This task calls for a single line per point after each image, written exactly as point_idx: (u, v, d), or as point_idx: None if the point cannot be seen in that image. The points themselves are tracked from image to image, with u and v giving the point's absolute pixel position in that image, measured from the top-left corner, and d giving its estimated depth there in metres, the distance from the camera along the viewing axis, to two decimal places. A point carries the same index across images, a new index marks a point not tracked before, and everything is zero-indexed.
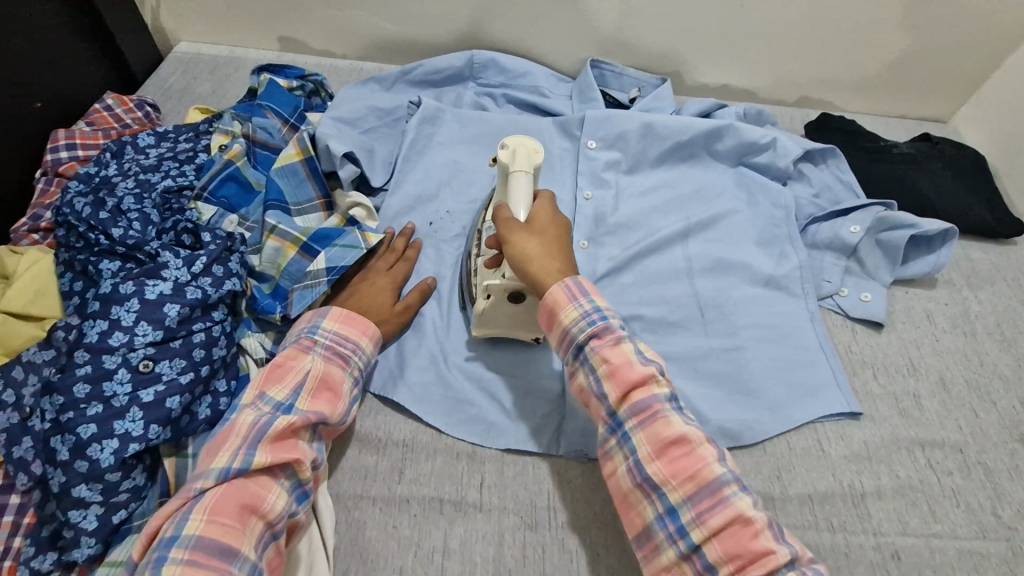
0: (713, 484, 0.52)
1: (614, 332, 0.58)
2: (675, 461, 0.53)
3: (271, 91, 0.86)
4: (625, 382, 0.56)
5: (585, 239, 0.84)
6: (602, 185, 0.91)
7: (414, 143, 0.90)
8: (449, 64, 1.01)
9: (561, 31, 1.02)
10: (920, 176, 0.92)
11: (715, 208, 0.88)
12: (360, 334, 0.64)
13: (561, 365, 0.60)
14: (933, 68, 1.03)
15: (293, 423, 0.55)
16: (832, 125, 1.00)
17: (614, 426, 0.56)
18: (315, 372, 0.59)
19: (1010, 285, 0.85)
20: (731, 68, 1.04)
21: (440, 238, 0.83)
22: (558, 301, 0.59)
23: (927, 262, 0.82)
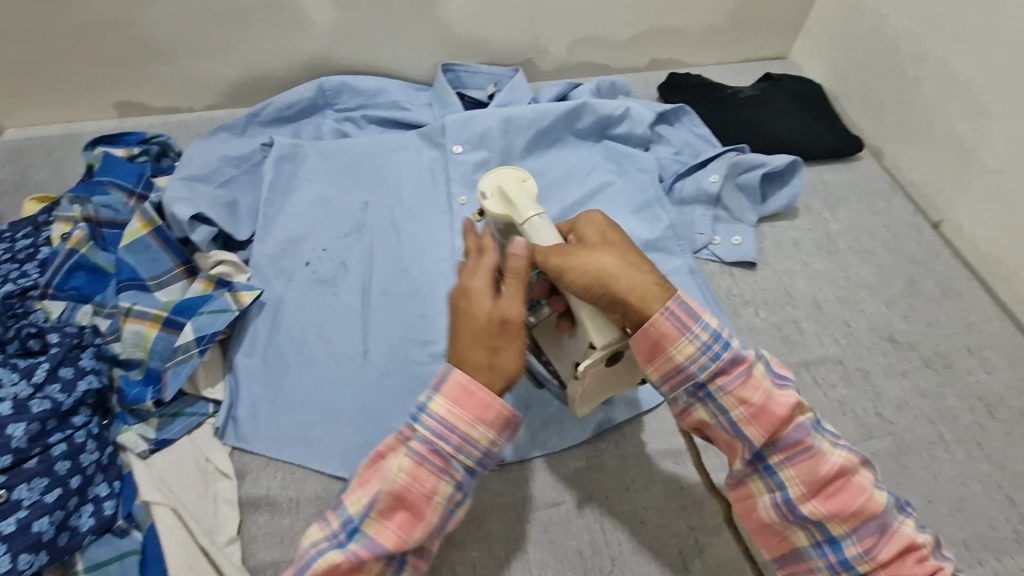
0: (829, 462, 0.52)
1: (743, 363, 0.54)
2: (834, 497, 0.52)
3: (109, 164, 0.82)
4: (772, 424, 0.53)
5: (467, 243, 0.84)
6: (476, 186, 0.91)
7: (276, 185, 0.88)
8: (300, 97, 0.98)
9: (404, 42, 1.01)
10: (766, 116, 0.97)
11: (587, 186, 0.91)
12: (474, 421, 0.51)
13: (642, 352, 0.55)
14: (760, 11, 1.08)
15: (349, 559, 0.49)
16: (681, 82, 1.04)
17: (757, 461, 0.54)
18: (396, 485, 0.50)
19: (862, 198, 0.92)
20: (578, 45, 1.07)
21: (319, 277, 0.81)
22: (666, 333, 0.53)
23: (784, 194, 0.88)
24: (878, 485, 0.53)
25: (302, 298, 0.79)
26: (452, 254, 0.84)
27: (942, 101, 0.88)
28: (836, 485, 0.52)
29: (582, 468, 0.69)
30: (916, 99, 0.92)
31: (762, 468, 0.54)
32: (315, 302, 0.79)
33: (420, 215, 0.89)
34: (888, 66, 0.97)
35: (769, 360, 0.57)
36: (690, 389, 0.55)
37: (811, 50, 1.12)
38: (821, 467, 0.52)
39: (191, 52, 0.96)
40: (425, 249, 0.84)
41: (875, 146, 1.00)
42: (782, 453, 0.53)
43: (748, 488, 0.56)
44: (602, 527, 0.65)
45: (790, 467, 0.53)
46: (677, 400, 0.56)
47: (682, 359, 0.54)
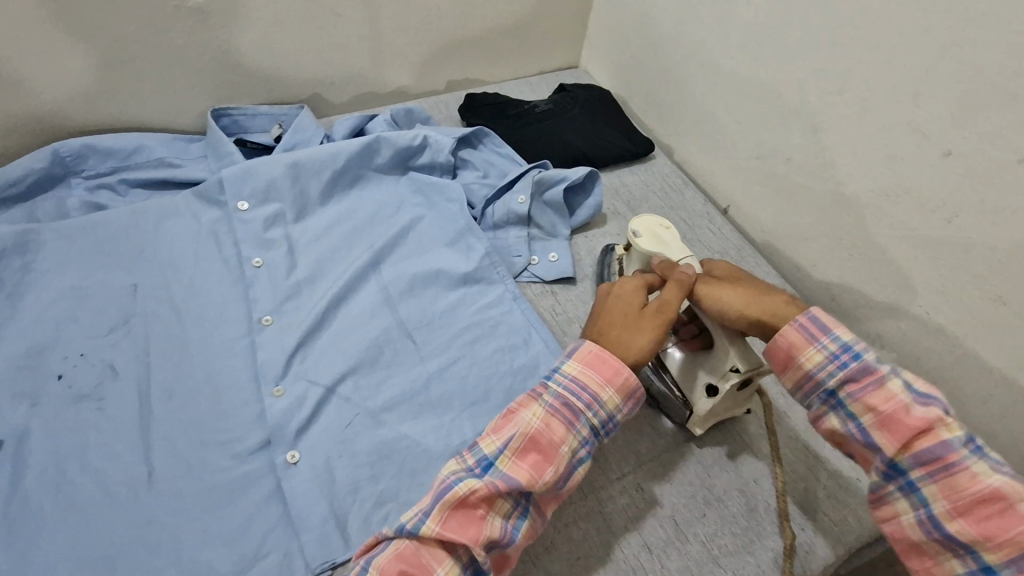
0: (980, 482, 0.50)
1: (877, 375, 0.54)
2: (985, 521, 0.49)
3: None
4: (906, 435, 0.52)
5: (267, 312, 0.74)
6: (270, 245, 0.80)
7: (6, 290, 0.72)
8: (26, 169, 0.80)
9: (155, 93, 0.87)
10: (564, 128, 0.99)
11: (397, 225, 0.85)
12: (603, 384, 0.56)
13: (776, 361, 0.59)
14: (542, 24, 1.10)
15: (488, 489, 0.51)
16: (479, 101, 1.02)
17: (894, 475, 0.54)
18: (530, 428, 0.54)
19: (660, 195, 0.97)
20: (366, 77, 1.01)
21: (78, 390, 0.66)
22: (795, 342, 0.58)
23: (589, 205, 0.89)
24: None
25: (54, 422, 0.64)
26: (250, 329, 0.73)
27: (707, 98, 0.96)
28: (988, 506, 0.49)
29: None
30: (687, 98, 1.00)
31: (892, 484, 0.54)
32: (76, 424, 0.64)
33: (206, 288, 0.76)
34: (660, 70, 1.03)
35: (912, 378, 0.55)
36: (823, 397, 0.57)
37: (596, 58, 1.17)
38: (970, 484, 0.50)
39: None
40: (215, 328, 0.73)
41: (664, 143, 1.07)
42: (923, 466, 0.52)
43: (891, 506, 0.54)
44: None
45: (932, 481, 0.51)
46: (812, 405, 0.58)
47: (812, 367, 0.57)
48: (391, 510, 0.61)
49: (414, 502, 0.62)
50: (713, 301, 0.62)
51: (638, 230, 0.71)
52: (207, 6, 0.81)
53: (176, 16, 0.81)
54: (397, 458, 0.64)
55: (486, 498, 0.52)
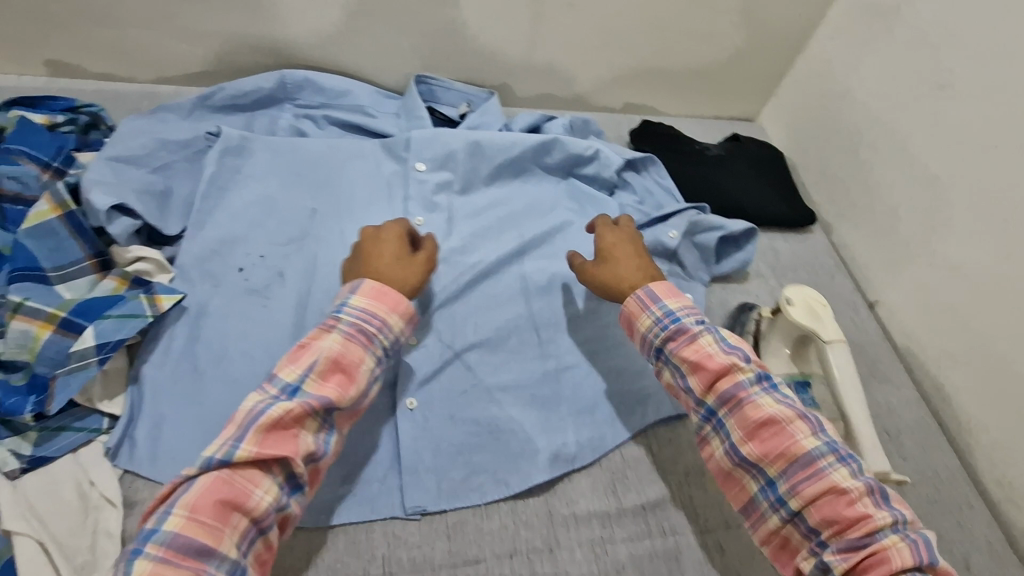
0: (762, 411, 0.60)
1: (690, 333, 0.65)
2: (765, 441, 0.59)
3: (21, 131, 0.73)
4: (708, 377, 0.62)
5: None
6: (433, 210, 0.87)
7: (215, 180, 0.81)
8: (257, 87, 0.91)
9: (376, 47, 0.96)
10: (730, 177, 0.99)
11: (548, 223, 0.88)
12: (389, 311, 0.63)
13: (625, 331, 0.71)
14: (735, 72, 1.10)
15: (296, 411, 0.54)
16: (653, 129, 1.04)
17: (709, 416, 0.63)
18: (330, 351, 0.58)
19: (808, 271, 0.95)
20: (555, 79, 1.05)
21: (252, 285, 0.75)
22: (634, 312, 0.69)
23: (736, 259, 0.89)
24: (812, 432, 0.59)
25: (229, 306, 0.72)
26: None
27: (891, 190, 0.92)
28: (766, 430, 0.59)
29: (507, 524, 0.63)
30: (868, 184, 0.96)
31: (710, 424, 0.63)
32: (244, 313, 0.72)
33: (371, 229, 0.84)
34: (846, 148, 1.00)
35: (727, 335, 0.66)
36: (656, 354, 0.67)
37: (778, 117, 1.15)
38: (754, 413, 0.60)
39: (138, 19, 0.88)
40: None
41: (825, 219, 1.04)
42: (724, 404, 0.62)
43: (709, 443, 0.63)
44: None
45: (732, 416, 0.61)
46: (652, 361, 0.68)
47: (643, 330, 0.68)
48: (485, 483, 0.65)
49: (507, 483, 0.65)
50: (598, 272, 0.73)
51: (791, 298, 0.70)
52: None
53: None
54: (502, 438, 0.67)
55: (298, 418, 0.55)
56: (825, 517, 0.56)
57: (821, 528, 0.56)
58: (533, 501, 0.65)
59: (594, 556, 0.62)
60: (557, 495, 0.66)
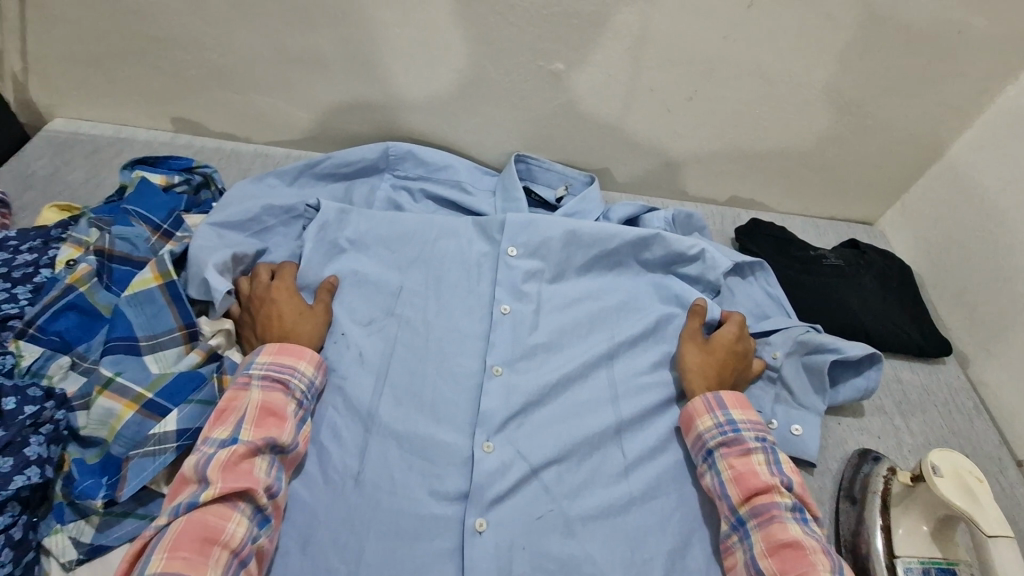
0: (788, 531, 0.59)
1: (745, 446, 0.65)
2: (786, 562, 0.57)
3: (142, 192, 0.75)
4: (750, 488, 0.62)
5: (499, 363, 0.74)
6: (523, 297, 0.81)
7: (314, 256, 0.81)
8: (361, 156, 0.92)
9: (482, 125, 0.95)
10: (849, 292, 0.89)
11: (644, 324, 0.81)
12: (298, 358, 0.64)
13: (681, 426, 0.71)
14: (860, 173, 1.01)
15: (242, 449, 0.55)
16: (762, 230, 0.97)
17: (737, 524, 0.62)
18: (256, 399, 0.60)
19: (940, 411, 0.82)
20: (660, 168, 1.01)
21: (332, 366, 0.73)
22: (697, 410, 0.69)
23: (857, 387, 0.78)
24: (831, 568, 0.57)
25: None
26: (479, 371, 0.74)
27: None
28: (791, 553, 0.58)
29: None
30: (1020, 318, 0.83)
31: (736, 533, 0.62)
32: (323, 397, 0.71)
33: (456, 314, 0.79)
34: (992, 272, 0.88)
35: (780, 459, 0.65)
36: (705, 456, 0.67)
37: (904, 225, 1.04)
38: (781, 532, 0.59)
39: (263, 88, 0.91)
40: (452, 355, 0.75)
41: (960, 349, 0.91)
42: (755, 517, 0.61)
43: (732, 555, 0.62)
44: None
45: (759, 530, 0.60)
46: (698, 462, 0.68)
47: (702, 430, 0.68)
48: None
49: None
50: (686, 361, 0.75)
51: (938, 466, 0.59)
52: (563, 72, 0.87)
53: (533, 73, 0.87)
54: None
55: (248, 456, 0.56)
56: None
57: None
58: None
59: None
60: None
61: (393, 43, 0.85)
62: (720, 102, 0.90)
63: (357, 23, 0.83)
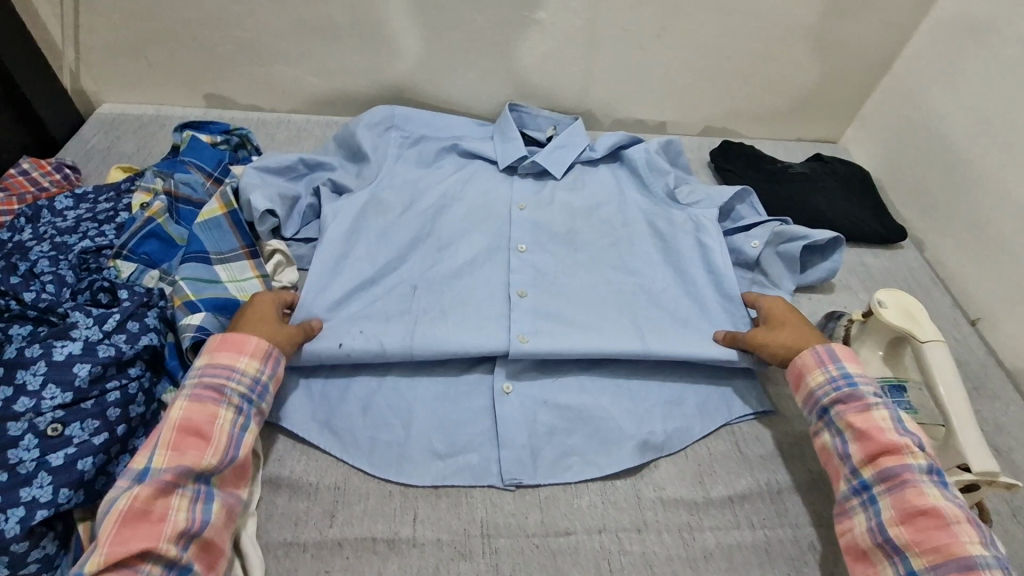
0: (926, 500, 0.56)
1: (864, 401, 0.63)
2: (923, 531, 0.55)
3: (193, 147, 0.88)
4: (877, 448, 0.60)
5: (525, 287, 0.80)
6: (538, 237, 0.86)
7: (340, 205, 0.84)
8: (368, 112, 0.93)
9: (478, 78, 1.07)
10: (813, 192, 1.01)
11: (643, 249, 0.87)
12: (235, 355, 0.62)
13: (790, 381, 0.70)
14: (819, 95, 1.13)
15: (149, 491, 0.53)
16: (735, 150, 1.09)
17: (859, 488, 0.60)
18: (174, 421, 0.57)
19: (899, 286, 0.94)
20: (639, 106, 1.13)
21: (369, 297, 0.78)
22: (808, 364, 0.68)
23: (823, 269, 0.88)
24: (981, 541, 0.54)
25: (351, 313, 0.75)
26: (505, 295, 0.80)
27: (991, 205, 0.90)
28: (927, 520, 0.56)
29: (597, 502, 0.66)
30: (965, 199, 0.95)
31: (858, 496, 0.60)
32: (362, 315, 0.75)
33: (468, 242, 0.84)
34: (939, 165, 1.00)
35: (903, 418, 0.63)
36: (819, 413, 0.66)
37: (864, 138, 1.16)
38: (916, 499, 0.57)
39: (284, 60, 1.04)
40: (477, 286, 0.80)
41: (918, 237, 1.02)
42: (884, 482, 0.59)
43: (849, 517, 0.61)
44: (610, 564, 0.62)
45: (888, 495, 0.58)
46: (811, 421, 0.67)
47: (814, 385, 0.67)
48: (576, 463, 0.68)
49: (598, 465, 0.68)
50: (768, 337, 0.71)
51: (885, 301, 0.70)
52: (546, 20, 0.99)
53: (520, 24, 0.99)
54: (592, 423, 0.71)
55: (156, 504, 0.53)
56: None
57: None
58: (622, 483, 0.68)
59: (682, 539, 0.64)
60: (644, 480, 0.68)
61: (395, 7, 0.97)
62: (686, 36, 1.02)
63: None
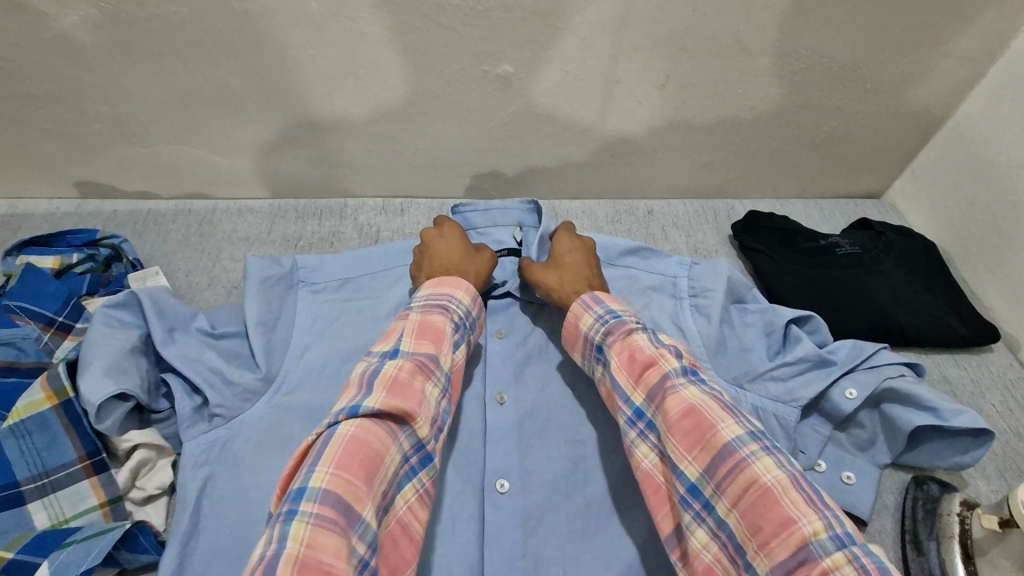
0: (683, 399, 0.49)
1: (626, 327, 0.56)
2: (687, 430, 0.47)
3: (26, 282, 0.63)
4: (636, 369, 0.53)
5: (509, 574, 0.56)
6: (525, 467, 0.61)
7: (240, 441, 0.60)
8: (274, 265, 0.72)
9: (432, 148, 0.83)
10: (871, 280, 0.78)
11: None
12: (455, 287, 0.61)
13: (569, 343, 0.63)
14: (862, 146, 0.90)
15: (408, 366, 0.50)
16: (762, 222, 0.86)
17: (635, 418, 0.52)
18: (414, 322, 0.55)
19: (998, 409, 0.71)
20: (641, 169, 0.89)
21: None
22: (577, 313, 0.61)
23: (950, 457, 0.60)
24: (735, 420, 0.47)
25: None
26: None
27: None
28: (687, 418, 0.48)
29: None
30: None
31: (631, 433, 0.53)
32: None
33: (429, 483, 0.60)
34: None
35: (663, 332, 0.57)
36: (599, 359, 0.59)
37: (919, 196, 0.93)
38: (675, 401, 0.49)
39: (173, 137, 0.79)
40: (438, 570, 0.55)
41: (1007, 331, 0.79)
42: (651, 400, 0.51)
43: (634, 449, 0.52)
44: None
45: (657, 412, 0.50)
46: (595, 369, 0.60)
47: (587, 330, 0.60)
48: None
49: None
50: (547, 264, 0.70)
51: None
52: (513, 75, 0.74)
53: (478, 80, 0.75)
54: None
55: (414, 375, 0.50)
56: (747, 521, 0.42)
57: (744, 541, 0.42)
58: None
59: None
60: None
61: (310, 66, 0.72)
62: (696, 86, 0.78)
63: (260, 48, 0.70)
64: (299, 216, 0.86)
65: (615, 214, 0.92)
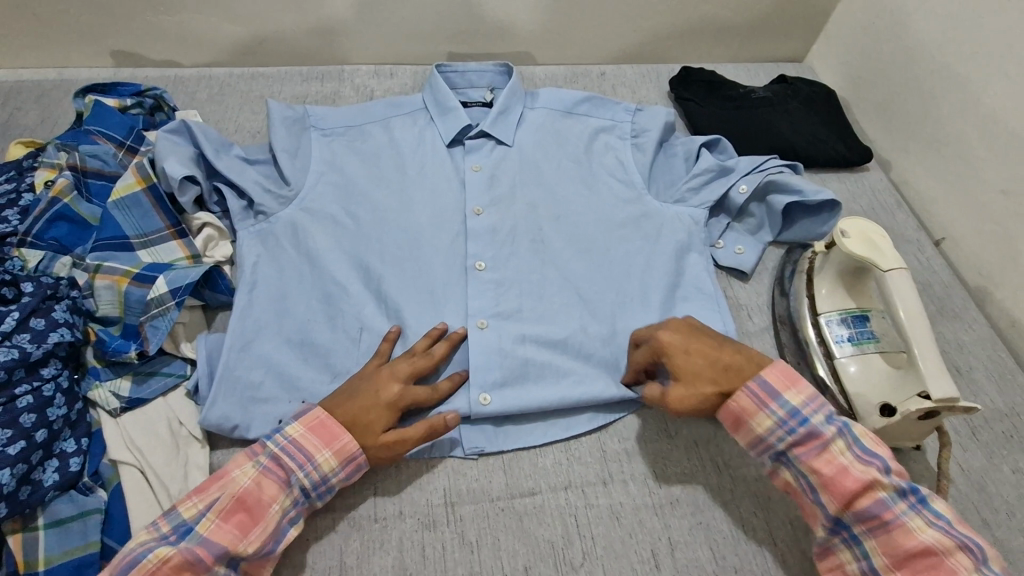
0: (908, 529, 0.55)
1: (820, 440, 0.58)
2: (900, 551, 0.55)
3: (98, 114, 0.79)
4: (845, 493, 0.56)
5: (485, 314, 0.75)
6: (498, 251, 0.80)
7: (275, 232, 0.77)
8: (283, 114, 0.87)
9: (415, 15, 0.98)
10: (777, 116, 0.96)
11: (610, 245, 0.82)
12: (321, 446, 0.58)
13: (729, 423, 0.62)
14: (780, 10, 1.06)
15: (178, 556, 0.52)
16: (694, 76, 1.03)
17: (807, 487, 0.58)
18: (238, 490, 0.56)
19: (864, 209, 0.91)
20: (592, 35, 1.05)
21: (312, 328, 0.72)
22: (747, 408, 0.60)
23: (811, 231, 0.82)
24: (923, 518, 0.55)
25: (290, 362, 0.69)
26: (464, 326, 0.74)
27: (955, 116, 0.85)
28: (901, 533, 0.55)
29: (560, 461, 0.66)
30: (929, 116, 0.89)
31: (781, 465, 0.60)
32: (300, 360, 0.70)
33: (424, 262, 0.78)
34: (904, 76, 0.94)
35: (857, 433, 0.59)
36: (773, 454, 0.60)
37: (829, 54, 1.09)
38: (901, 533, 0.55)
39: (194, 7, 0.93)
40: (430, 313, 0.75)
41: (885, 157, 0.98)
42: (862, 521, 0.56)
43: (801, 503, 0.59)
44: (576, 520, 0.62)
45: (867, 530, 0.56)
46: (764, 459, 0.61)
47: (762, 431, 0.60)
48: (538, 426, 0.69)
49: (563, 427, 0.69)
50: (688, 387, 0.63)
51: (847, 230, 0.67)
52: None
53: None
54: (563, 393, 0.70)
55: (181, 568, 0.52)
56: None
57: None
58: (586, 439, 0.68)
59: (649, 488, 0.65)
60: (609, 433, 0.69)
61: None
62: None
63: None
64: (304, 79, 1.01)
65: (573, 75, 1.07)
